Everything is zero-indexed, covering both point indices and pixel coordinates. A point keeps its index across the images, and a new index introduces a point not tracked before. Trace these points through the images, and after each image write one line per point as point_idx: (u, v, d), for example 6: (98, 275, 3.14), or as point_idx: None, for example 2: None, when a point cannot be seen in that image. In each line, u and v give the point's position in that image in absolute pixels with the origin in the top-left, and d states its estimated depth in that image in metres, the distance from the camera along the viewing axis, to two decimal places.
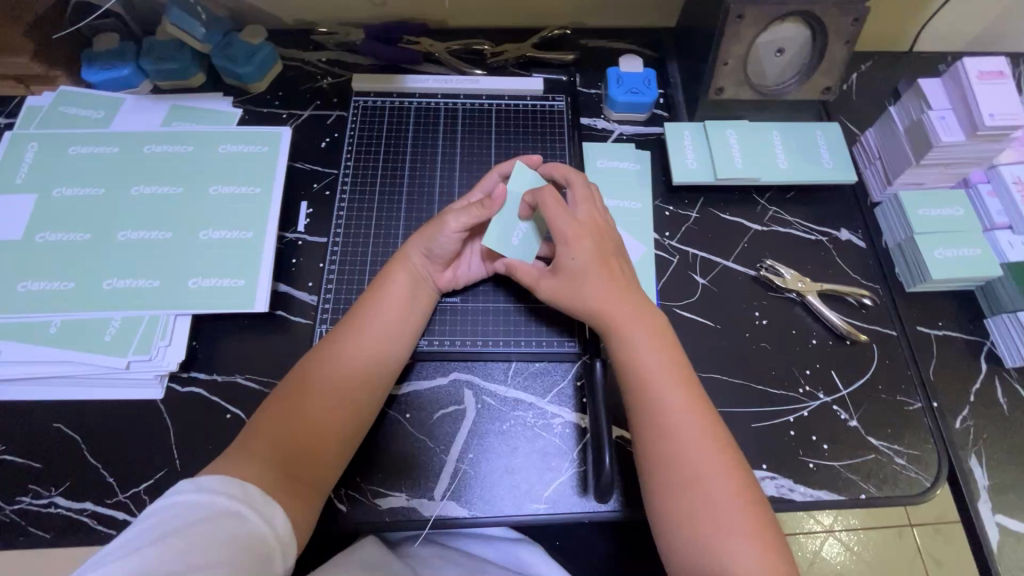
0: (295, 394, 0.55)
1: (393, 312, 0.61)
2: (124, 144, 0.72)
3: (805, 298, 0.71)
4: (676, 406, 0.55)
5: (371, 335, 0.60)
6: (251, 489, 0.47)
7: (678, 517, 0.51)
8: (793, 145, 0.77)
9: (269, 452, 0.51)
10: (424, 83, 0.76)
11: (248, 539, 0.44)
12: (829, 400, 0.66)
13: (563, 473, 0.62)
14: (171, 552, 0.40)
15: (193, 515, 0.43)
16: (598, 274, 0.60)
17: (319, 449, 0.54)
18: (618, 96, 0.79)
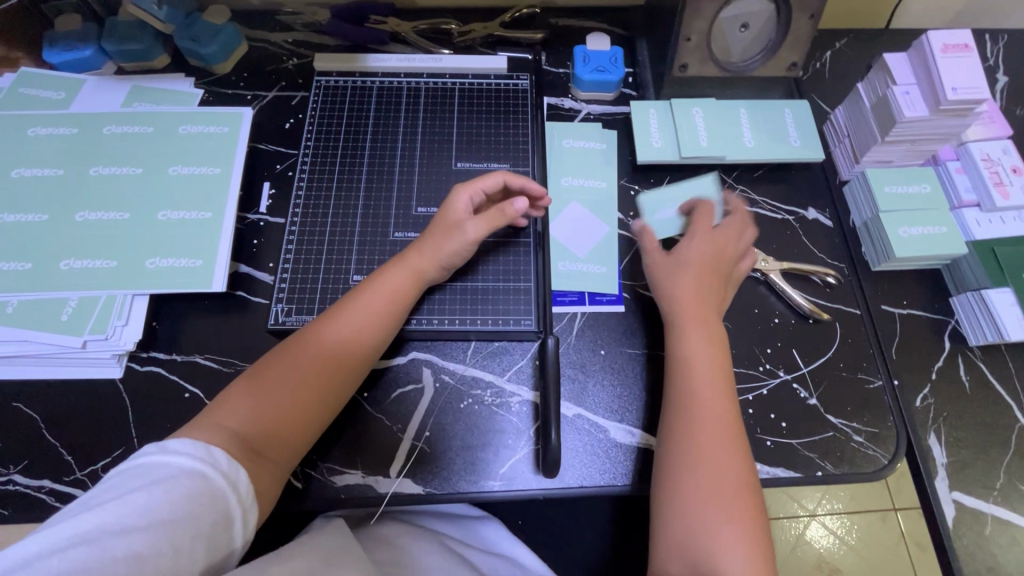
0: (274, 372, 0.55)
1: (380, 301, 0.60)
2: (84, 125, 0.72)
3: (768, 277, 0.71)
4: (709, 405, 0.56)
5: (357, 323, 0.59)
6: (216, 452, 0.46)
7: (676, 502, 0.53)
8: (760, 123, 0.76)
9: (236, 425, 0.51)
10: (387, 62, 0.76)
11: (206, 500, 0.43)
12: (789, 378, 0.66)
13: (520, 451, 0.62)
14: (125, 512, 0.39)
15: (149, 476, 0.42)
16: (695, 273, 0.63)
17: (283, 431, 0.53)
18: (584, 75, 0.78)
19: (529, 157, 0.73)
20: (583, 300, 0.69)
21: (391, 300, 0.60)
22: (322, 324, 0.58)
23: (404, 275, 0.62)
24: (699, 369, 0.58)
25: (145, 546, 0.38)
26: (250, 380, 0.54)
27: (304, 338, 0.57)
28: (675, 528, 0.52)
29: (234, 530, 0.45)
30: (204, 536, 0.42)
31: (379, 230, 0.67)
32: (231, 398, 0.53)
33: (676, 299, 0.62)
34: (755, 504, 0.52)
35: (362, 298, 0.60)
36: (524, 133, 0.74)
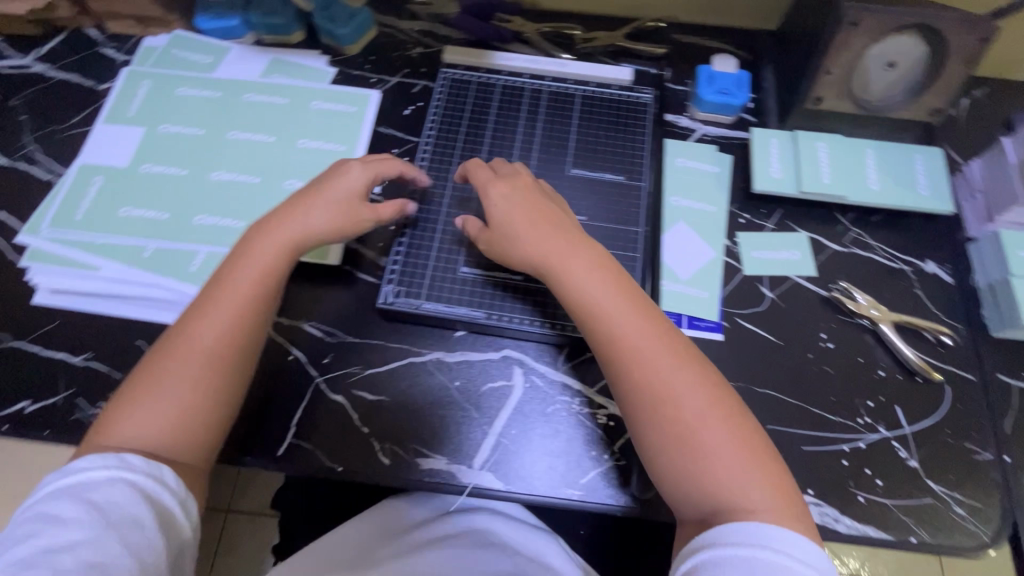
0: (154, 380, 0.53)
1: (244, 286, 0.56)
2: (226, 90, 0.77)
3: (878, 327, 0.68)
4: (648, 353, 0.54)
5: (221, 308, 0.55)
6: (128, 458, 0.48)
7: (671, 459, 0.51)
8: (888, 166, 0.73)
9: (147, 432, 0.51)
10: (513, 62, 0.77)
11: (136, 501, 0.47)
12: (890, 436, 0.63)
13: (597, 464, 0.62)
14: (62, 530, 0.44)
15: (72, 492, 0.46)
16: (531, 225, 0.61)
17: (194, 431, 0.52)
18: (706, 96, 0.77)
19: (643, 171, 0.72)
20: (680, 322, 0.68)
21: (266, 274, 0.58)
22: (187, 316, 0.56)
23: (269, 257, 0.58)
24: (613, 311, 0.56)
25: (93, 554, 0.44)
26: (145, 385, 0.53)
27: (175, 330, 0.55)
28: (685, 487, 0.51)
29: (179, 512, 0.49)
30: (150, 525, 0.47)
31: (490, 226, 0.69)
32: (132, 406, 0.52)
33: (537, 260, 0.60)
34: (748, 435, 0.52)
35: (225, 280, 0.57)
36: (640, 146, 0.74)
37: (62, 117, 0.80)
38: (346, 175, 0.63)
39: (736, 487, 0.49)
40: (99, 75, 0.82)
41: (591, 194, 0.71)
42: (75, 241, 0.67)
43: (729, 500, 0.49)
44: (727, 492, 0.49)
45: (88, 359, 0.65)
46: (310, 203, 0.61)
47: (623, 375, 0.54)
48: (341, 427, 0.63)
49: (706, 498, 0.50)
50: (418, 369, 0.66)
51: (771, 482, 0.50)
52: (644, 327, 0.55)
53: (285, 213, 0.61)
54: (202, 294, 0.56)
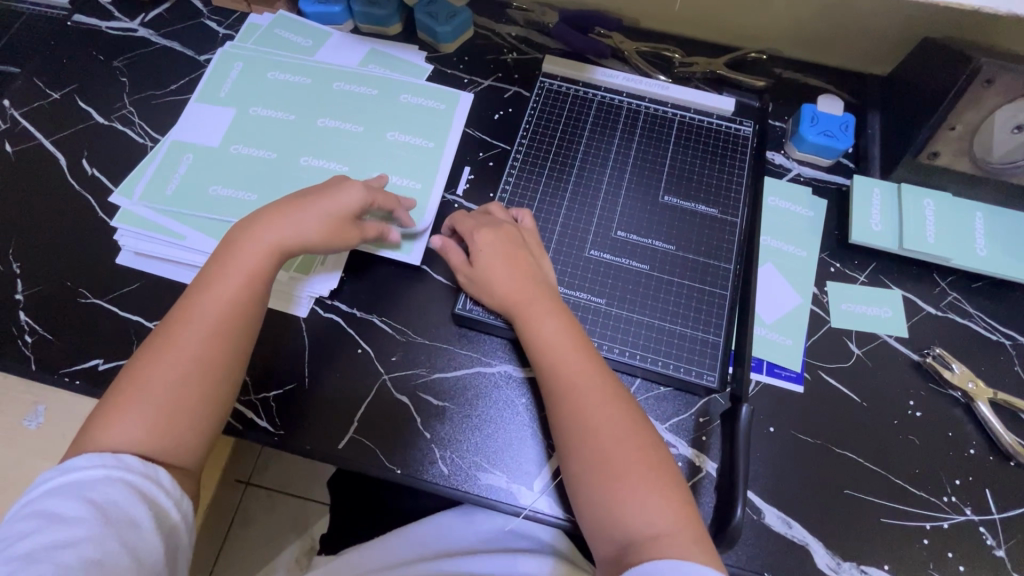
0: (132, 384, 0.51)
1: (231, 288, 0.56)
2: (322, 75, 0.77)
3: (972, 402, 0.64)
4: (597, 408, 0.53)
5: (205, 309, 0.54)
6: (127, 460, 0.47)
7: (588, 491, 0.51)
8: (997, 232, 0.69)
9: (129, 437, 0.49)
10: (613, 78, 0.76)
11: (134, 499, 0.45)
12: (976, 519, 0.59)
13: None
14: (58, 526, 0.43)
15: (69, 491, 0.44)
16: (505, 268, 0.61)
17: (178, 434, 0.51)
18: (808, 136, 0.74)
19: (738, 206, 0.70)
20: (760, 367, 0.65)
21: (254, 273, 0.57)
22: (168, 321, 0.54)
23: (258, 260, 0.58)
24: (551, 344, 0.57)
25: (94, 551, 0.42)
26: (119, 395, 0.51)
27: (163, 331, 0.54)
28: (597, 516, 0.50)
29: (175, 512, 0.48)
30: (149, 524, 0.45)
31: (576, 243, 0.67)
32: (109, 416, 0.50)
33: (501, 295, 0.60)
34: (660, 466, 0.52)
35: (211, 282, 0.56)
36: (735, 180, 0.71)
37: (160, 83, 0.81)
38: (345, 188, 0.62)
39: (644, 513, 0.49)
40: (200, 47, 0.84)
41: (683, 225, 0.69)
42: (163, 208, 0.68)
43: (641, 530, 0.48)
44: (632, 521, 0.49)
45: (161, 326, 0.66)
46: (300, 207, 0.60)
47: (554, 405, 0.55)
48: (402, 430, 0.62)
49: (616, 528, 0.49)
50: (486, 381, 0.64)
51: (681, 513, 0.49)
52: (585, 366, 0.56)
53: (275, 215, 0.60)
54: (184, 298, 0.55)
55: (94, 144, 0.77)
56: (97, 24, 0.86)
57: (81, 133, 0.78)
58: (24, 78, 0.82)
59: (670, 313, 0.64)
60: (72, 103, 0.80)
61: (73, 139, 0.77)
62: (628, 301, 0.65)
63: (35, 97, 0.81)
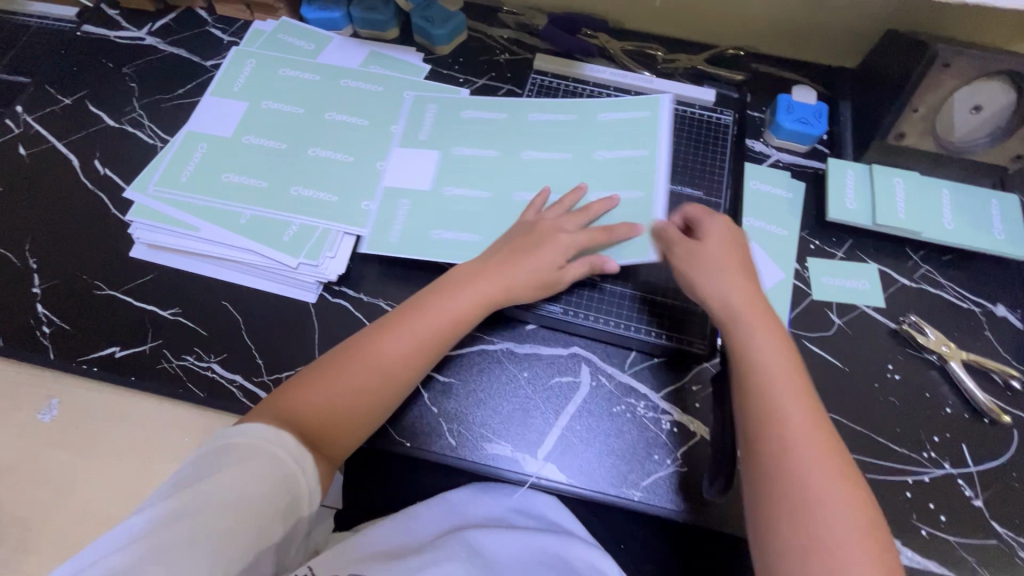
0: (337, 364, 0.58)
1: (444, 318, 0.61)
2: (325, 75, 0.81)
3: (946, 363, 0.68)
4: (791, 418, 0.51)
5: (411, 338, 0.60)
6: (285, 436, 0.52)
7: (777, 500, 0.48)
8: (963, 208, 0.74)
9: (298, 417, 0.55)
10: (600, 73, 0.82)
11: (275, 484, 0.50)
12: (955, 472, 0.63)
13: (619, 463, 0.63)
14: (208, 487, 0.48)
15: (225, 455, 0.50)
16: (740, 289, 0.60)
17: (350, 423, 0.57)
18: (785, 123, 0.79)
19: (720, 190, 0.75)
20: None
21: (460, 315, 0.62)
22: (379, 332, 0.60)
23: (474, 295, 0.63)
24: (768, 357, 0.55)
25: (227, 522, 0.47)
26: (313, 377, 0.57)
27: (369, 335, 0.60)
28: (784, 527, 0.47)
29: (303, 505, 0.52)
30: (276, 510, 0.49)
31: None
32: (299, 390, 0.57)
33: (732, 298, 0.59)
34: (860, 482, 0.49)
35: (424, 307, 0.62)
36: (718, 164, 0.76)
37: (168, 88, 0.85)
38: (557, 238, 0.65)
39: (827, 530, 0.46)
40: (205, 53, 0.88)
41: (671, 206, 0.73)
42: (176, 201, 0.71)
43: (825, 535, 0.46)
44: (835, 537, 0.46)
45: (177, 314, 0.68)
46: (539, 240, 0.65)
47: (743, 407, 0.54)
48: (409, 404, 0.65)
49: (795, 538, 0.46)
50: (490, 357, 0.68)
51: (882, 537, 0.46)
52: (790, 379, 0.53)
53: (498, 263, 0.64)
54: (408, 305, 0.62)
55: (106, 145, 0.80)
56: (106, 34, 0.90)
57: (93, 136, 0.81)
58: (36, 86, 0.85)
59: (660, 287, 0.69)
60: (84, 107, 0.83)
61: (86, 141, 0.80)
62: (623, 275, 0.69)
63: (47, 103, 0.84)
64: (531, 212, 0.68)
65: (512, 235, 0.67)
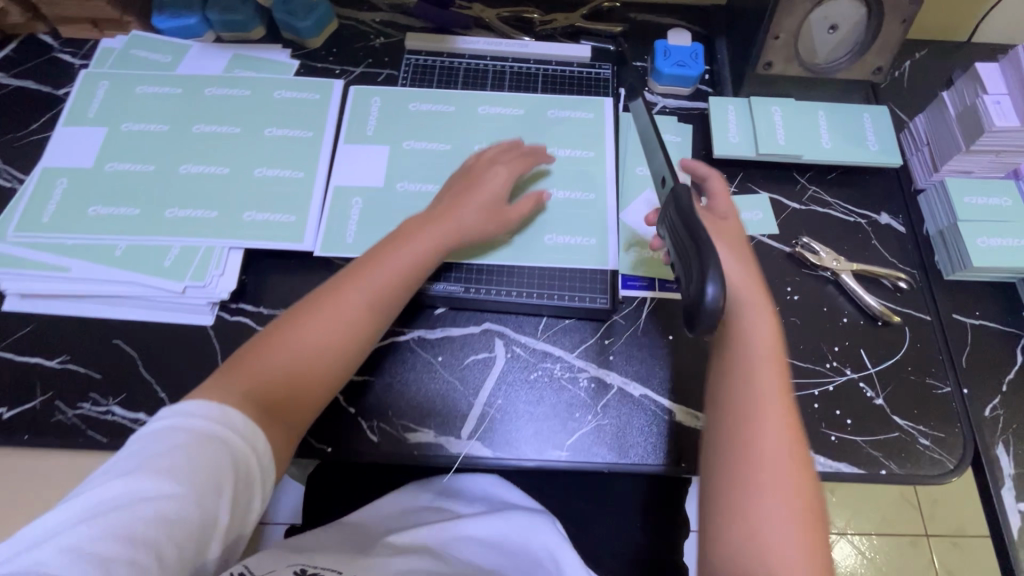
0: (289, 326, 0.56)
1: (398, 266, 0.61)
2: (187, 86, 0.76)
3: (838, 277, 0.71)
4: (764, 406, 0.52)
5: (358, 296, 0.58)
6: (232, 414, 0.48)
7: (716, 437, 0.53)
8: (838, 125, 0.77)
9: (247, 385, 0.52)
10: (474, 45, 0.81)
11: (228, 467, 0.45)
12: (856, 377, 0.67)
13: (545, 427, 0.64)
14: (152, 477, 0.42)
15: (167, 441, 0.45)
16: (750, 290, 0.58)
17: (308, 381, 0.55)
18: (664, 69, 0.80)
19: (608, 147, 0.75)
20: (652, 285, 0.70)
21: (408, 267, 0.61)
22: (328, 295, 0.58)
23: (427, 241, 0.62)
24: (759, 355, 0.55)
25: (175, 513, 0.42)
26: (258, 350, 0.55)
27: (316, 301, 0.58)
28: (714, 515, 0.50)
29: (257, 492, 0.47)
30: (230, 496, 0.45)
31: None
32: (241, 364, 0.53)
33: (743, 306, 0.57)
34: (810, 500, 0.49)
35: (370, 266, 0.61)
36: (602, 119, 0.77)
37: (19, 125, 0.78)
38: (491, 173, 0.67)
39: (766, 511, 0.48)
40: (57, 81, 0.81)
41: (558, 168, 0.73)
42: (44, 244, 0.67)
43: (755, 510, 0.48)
44: (762, 536, 0.47)
45: (66, 362, 0.65)
46: (481, 181, 0.66)
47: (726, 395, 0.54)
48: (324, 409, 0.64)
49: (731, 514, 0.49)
50: (401, 349, 0.67)
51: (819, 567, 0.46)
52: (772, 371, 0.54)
53: (441, 214, 0.64)
54: (362, 257, 0.61)
55: None
56: None
57: None
58: None
59: (560, 239, 0.70)
60: None
61: None
62: (519, 235, 0.70)
63: None
64: (468, 159, 0.70)
65: (454, 182, 0.68)
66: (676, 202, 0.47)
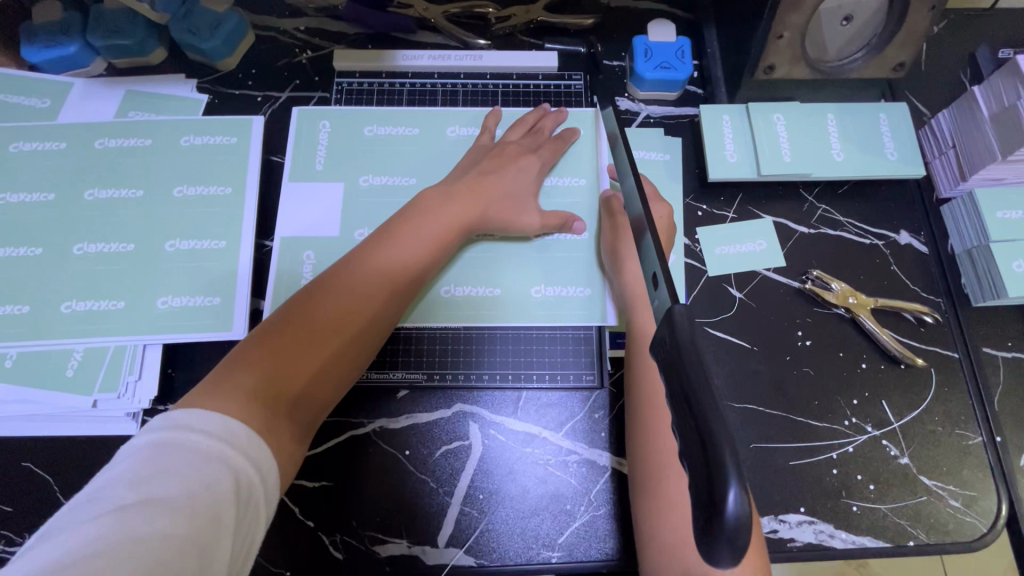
0: (297, 311, 0.47)
1: (417, 244, 0.54)
2: (73, 140, 0.63)
3: (856, 316, 0.62)
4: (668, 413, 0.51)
5: (379, 275, 0.51)
6: (232, 427, 0.38)
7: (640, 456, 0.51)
8: (851, 131, 0.66)
9: (251, 390, 0.42)
10: (418, 59, 0.68)
11: (230, 491, 0.35)
12: (878, 434, 0.59)
13: (533, 523, 0.56)
14: (131, 511, 0.32)
15: (151, 463, 0.35)
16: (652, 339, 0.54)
17: (318, 381, 0.47)
18: (646, 73, 0.67)
19: (604, 170, 0.65)
20: None
21: (433, 243, 0.55)
22: (342, 271, 0.51)
23: (450, 212, 0.56)
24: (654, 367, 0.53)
25: (166, 553, 0.31)
26: (271, 335, 0.46)
27: (332, 279, 0.50)
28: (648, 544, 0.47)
29: (264, 518, 0.38)
30: (233, 525, 0.35)
31: None
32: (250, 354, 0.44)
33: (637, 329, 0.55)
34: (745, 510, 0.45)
35: (388, 241, 0.53)
36: (596, 137, 0.66)
37: None
38: (517, 163, 0.61)
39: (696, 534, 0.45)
40: None
41: (549, 202, 0.63)
42: None
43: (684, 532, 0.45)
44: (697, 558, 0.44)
45: None
46: (505, 164, 0.60)
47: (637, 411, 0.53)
48: (276, 528, 0.55)
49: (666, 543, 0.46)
50: (361, 445, 0.58)
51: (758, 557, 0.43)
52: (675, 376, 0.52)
53: (455, 197, 0.57)
54: (375, 233, 0.54)
55: None
56: None
57: None
58: None
59: (550, 290, 0.61)
60: None
61: None
62: (502, 290, 0.61)
63: None
64: (486, 137, 0.63)
65: (474, 159, 0.61)
66: (668, 330, 0.33)
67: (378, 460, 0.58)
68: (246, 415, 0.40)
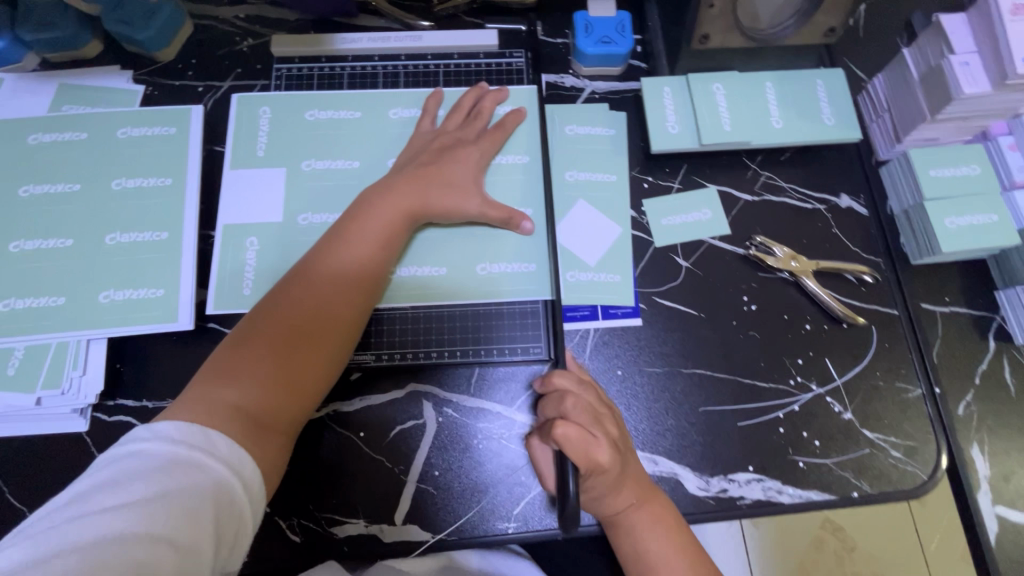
0: (265, 325, 0.50)
1: (372, 238, 0.55)
2: (5, 136, 0.61)
3: (799, 279, 0.63)
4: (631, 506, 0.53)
5: (340, 278, 0.53)
6: (213, 437, 0.42)
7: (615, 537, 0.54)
8: (788, 98, 0.67)
9: (230, 404, 0.46)
10: (358, 42, 0.68)
11: (210, 495, 0.40)
12: (822, 391, 0.61)
13: (496, 501, 0.57)
14: (118, 513, 0.37)
15: (140, 469, 0.39)
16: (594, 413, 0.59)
17: (297, 385, 0.49)
18: (586, 48, 0.67)
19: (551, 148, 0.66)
20: (595, 314, 0.62)
21: (386, 235, 0.56)
22: (295, 279, 0.53)
23: (400, 202, 0.57)
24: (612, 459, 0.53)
25: (147, 551, 0.36)
26: (241, 351, 0.49)
27: (288, 288, 0.52)
28: None
29: (248, 520, 0.42)
30: (212, 526, 0.39)
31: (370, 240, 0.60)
32: (227, 369, 0.47)
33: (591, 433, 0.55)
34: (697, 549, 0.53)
35: (341, 244, 0.54)
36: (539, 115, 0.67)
37: None
38: (461, 150, 0.61)
39: None
40: None
41: (494, 179, 0.64)
42: None
43: None
44: None
45: None
46: (446, 149, 0.61)
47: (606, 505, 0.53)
48: None
49: None
50: (316, 426, 0.58)
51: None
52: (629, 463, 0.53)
53: (398, 187, 0.57)
54: (330, 234, 0.55)
55: None
56: None
57: None
58: None
59: (494, 267, 0.62)
60: None
61: None
62: (450, 270, 0.62)
63: None
64: (428, 121, 0.64)
65: (415, 149, 0.61)
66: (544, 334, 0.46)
67: (334, 443, 0.58)
68: (225, 428, 0.44)
